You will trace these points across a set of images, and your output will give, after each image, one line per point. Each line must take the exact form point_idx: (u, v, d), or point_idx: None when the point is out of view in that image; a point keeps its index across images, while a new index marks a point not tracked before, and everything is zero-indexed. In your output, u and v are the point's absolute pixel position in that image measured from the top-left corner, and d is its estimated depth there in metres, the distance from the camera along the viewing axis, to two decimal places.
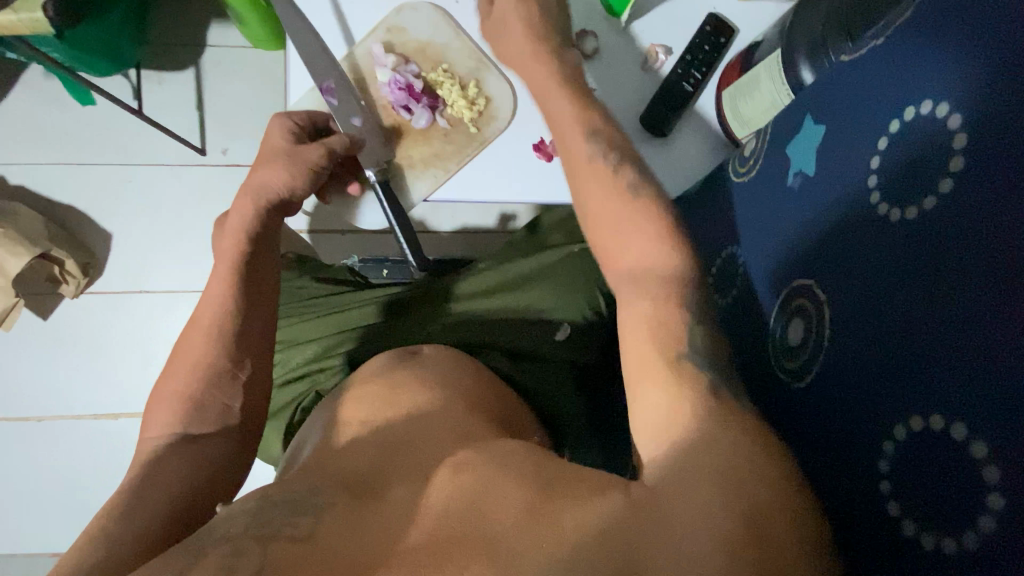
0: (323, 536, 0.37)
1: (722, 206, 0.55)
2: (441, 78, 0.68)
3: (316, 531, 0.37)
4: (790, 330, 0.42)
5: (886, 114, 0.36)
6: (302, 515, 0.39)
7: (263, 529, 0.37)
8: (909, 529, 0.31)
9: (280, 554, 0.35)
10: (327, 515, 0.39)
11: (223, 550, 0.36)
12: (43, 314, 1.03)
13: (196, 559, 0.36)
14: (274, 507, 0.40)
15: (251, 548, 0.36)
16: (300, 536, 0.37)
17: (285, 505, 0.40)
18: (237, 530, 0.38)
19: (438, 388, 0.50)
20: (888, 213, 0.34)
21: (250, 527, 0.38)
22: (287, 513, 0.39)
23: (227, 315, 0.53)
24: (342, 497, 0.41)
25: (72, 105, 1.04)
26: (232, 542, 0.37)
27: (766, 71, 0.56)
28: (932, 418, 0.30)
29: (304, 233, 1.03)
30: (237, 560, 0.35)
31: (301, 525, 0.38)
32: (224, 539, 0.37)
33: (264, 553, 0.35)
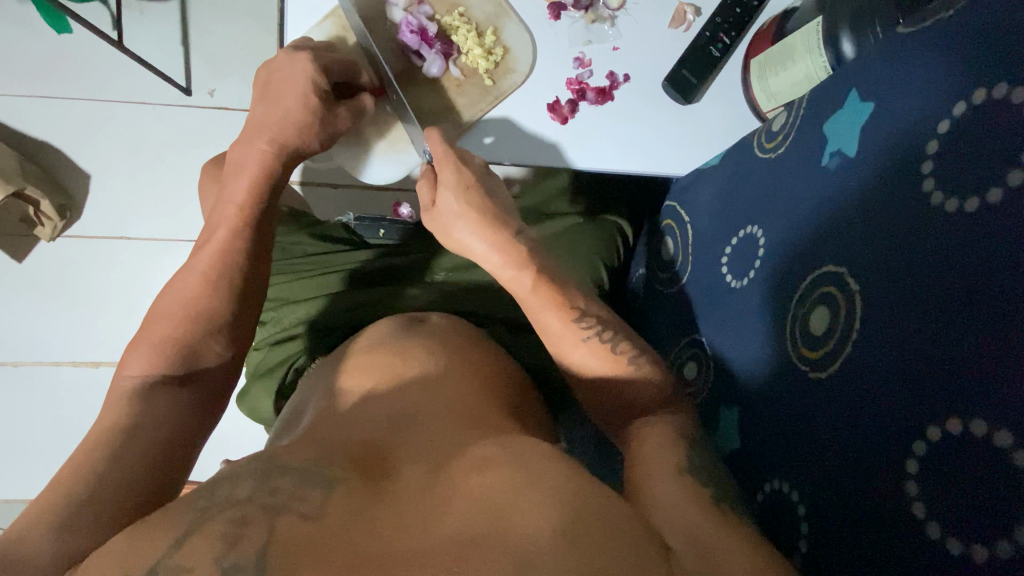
0: (335, 515, 0.36)
1: (742, 183, 0.53)
2: (456, 22, 0.63)
3: (327, 510, 0.36)
4: (812, 317, 0.40)
5: (950, 94, 0.34)
6: (312, 489, 0.37)
7: (271, 499, 0.36)
8: (934, 531, 0.30)
9: (286, 529, 0.34)
10: (339, 493, 0.38)
11: (228, 515, 0.34)
12: (18, 257, 0.98)
13: (196, 527, 0.34)
14: (281, 476, 0.38)
15: (259, 516, 0.34)
16: (312, 514, 0.35)
17: (293, 475, 0.39)
18: (241, 495, 0.36)
19: (435, 388, 0.50)
20: (943, 203, 0.32)
21: (258, 493, 0.36)
22: (294, 484, 0.38)
23: (224, 271, 0.52)
24: (348, 474, 0.40)
25: (44, 31, 0.96)
26: (236, 508, 0.35)
27: (803, 41, 0.53)
28: (974, 422, 0.29)
29: (296, 184, 0.98)
30: (242, 528, 0.33)
31: (311, 501, 0.36)
32: (229, 503, 0.35)
33: (271, 524, 0.34)
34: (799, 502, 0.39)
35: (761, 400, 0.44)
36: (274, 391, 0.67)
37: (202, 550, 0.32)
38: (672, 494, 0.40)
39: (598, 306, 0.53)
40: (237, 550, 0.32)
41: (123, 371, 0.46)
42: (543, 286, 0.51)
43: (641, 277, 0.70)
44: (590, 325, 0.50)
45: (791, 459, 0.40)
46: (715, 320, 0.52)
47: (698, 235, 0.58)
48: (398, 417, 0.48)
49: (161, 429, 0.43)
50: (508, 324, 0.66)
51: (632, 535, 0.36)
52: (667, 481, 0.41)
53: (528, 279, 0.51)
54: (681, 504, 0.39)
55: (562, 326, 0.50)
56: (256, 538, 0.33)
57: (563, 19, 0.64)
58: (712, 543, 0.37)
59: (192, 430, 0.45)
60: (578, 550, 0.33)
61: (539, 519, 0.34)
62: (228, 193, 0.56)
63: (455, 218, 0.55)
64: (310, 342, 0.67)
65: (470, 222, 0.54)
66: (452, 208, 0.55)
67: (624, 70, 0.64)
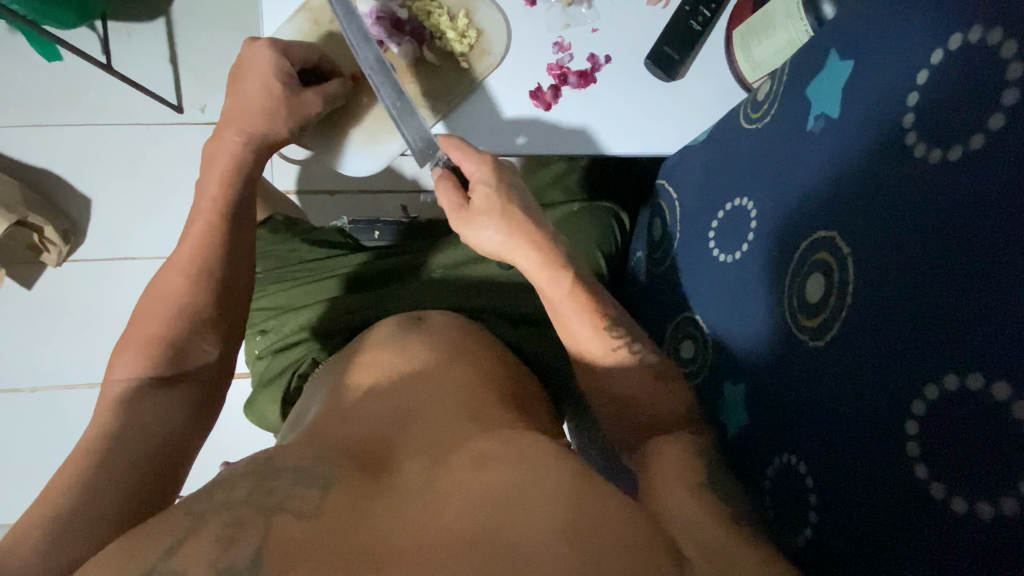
0: (332, 513, 0.36)
1: (730, 157, 0.52)
2: (428, 7, 0.63)
3: (324, 508, 0.36)
4: (808, 284, 0.40)
5: (928, 42, 0.33)
6: (308, 489, 0.38)
7: (266, 500, 0.36)
8: (938, 492, 0.29)
9: (283, 529, 0.34)
10: (336, 490, 0.38)
11: (223, 518, 0.35)
12: (26, 284, 1.00)
13: (194, 529, 0.34)
14: (277, 477, 0.39)
15: (255, 518, 0.35)
16: (308, 513, 0.36)
17: (289, 475, 0.39)
18: (237, 497, 0.37)
19: (435, 385, 0.50)
20: (926, 154, 0.31)
21: (253, 495, 0.37)
22: (290, 483, 0.38)
23: (206, 275, 0.52)
24: (345, 471, 0.40)
25: (35, 60, 0.98)
26: (231, 511, 0.35)
27: (781, 6, 0.52)
28: (970, 376, 0.28)
29: (291, 194, 1.00)
30: (238, 530, 0.34)
31: (307, 500, 0.37)
32: (227, 505, 0.36)
33: (267, 525, 0.34)
34: (807, 473, 0.38)
35: (763, 374, 0.43)
36: (280, 399, 0.67)
37: (199, 552, 0.33)
38: (679, 496, 0.41)
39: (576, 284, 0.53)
40: (232, 550, 0.33)
41: (112, 374, 0.47)
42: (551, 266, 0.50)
43: (641, 259, 0.68)
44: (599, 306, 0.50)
45: (797, 431, 0.39)
46: (713, 296, 0.51)
47: (690, 212, 0.57)
48: (398, 413, 0.48)
49: (150, 432, 0.43)
50: (508, 317, 0.66)
51: (635, 528, 0.36)
52: (678, 488, 0.41)
53: (566, 281, 0.49)
54: (691, 507, 0.39)
55: (572, 297, 0.50)
56: (251, 539, 0.34)
57: (539, 5, 0.63)
58: (726, 550, 0.36)
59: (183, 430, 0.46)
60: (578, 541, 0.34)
61: (537, 515, 0.35)
62: (206, 189, 0.56)
63: (493, 221, 0.51)
64: (312, 346, 0.68)
65: (502, 223, 0.51)
66: (491, 206, 0.51)
67: (605, 52, 0.63)
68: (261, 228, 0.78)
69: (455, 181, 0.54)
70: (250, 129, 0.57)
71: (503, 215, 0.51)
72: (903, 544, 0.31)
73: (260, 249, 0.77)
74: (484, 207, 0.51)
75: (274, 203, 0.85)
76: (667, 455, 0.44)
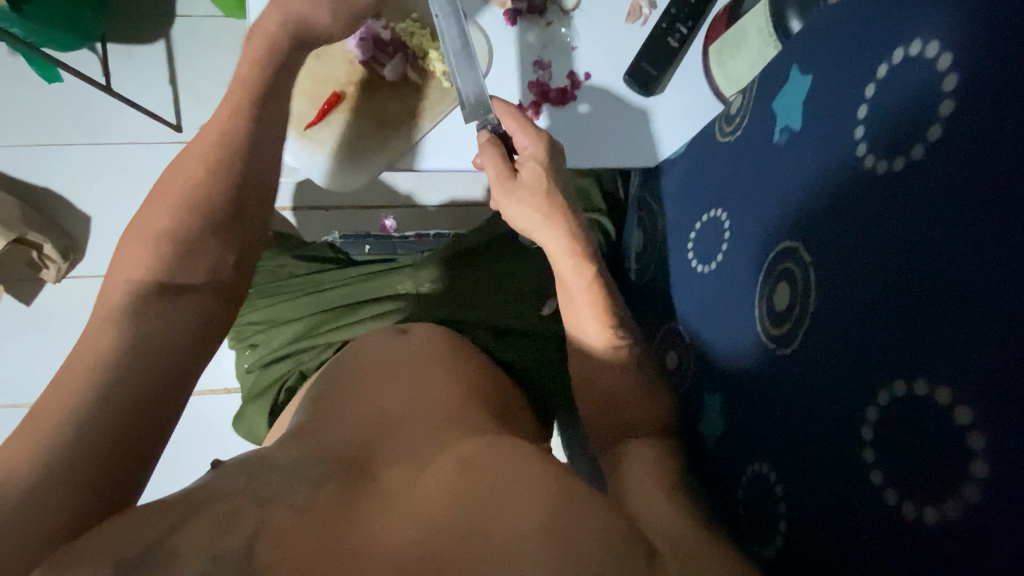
0: (321, 508, 0.36)
1: (705, 169, 0.53)
2: (412, 28, 0.64)
3: (316, 501, 0.36)
4: (775, 294, 0.40)
5: (875, 57, 0.34)
6: (300, 484, 0.38)
7: (260, 493, 0.36)
8: (891, 498, 0.30)
9: (275, 520, 0.34)
10: (328, 487, 0.38)
11: (219, 509, 0.35)
12: (25, 300, 1.01)
13: (187, 518, 0.34)
14: (275, 473, 0.39)
15: (247, 509, 0.35)
16: (302, 505, 0.36)
17: (286, 473, 0.39)
18: (233, 489, 0.37)
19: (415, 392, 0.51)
20: (874, 165, 0.32)
21: (249, 488, 0.37)
22: (282, 480, 0.38)
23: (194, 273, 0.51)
24: (333, 469, 0.41)
25: (40, 82, 1.01)
26: (227, 502, 0.35)
27: (753, 22, 0.53)
28: (917, 382, 0.28)
29: (287, 210, 1.01)
30: (229, 521, 0.34)
31: (300, 494, 0.37)
32: (219, 498, 0.36)
33: (260, 515, 0.34)
34: (775, 482, 0.38)
35: (736, 383, 0.44)
36: (268, 411, 0.68)
37: (193, 540, 0.33)
38: (656, 509, 0.42)
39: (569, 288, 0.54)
40: (224, 540, 0.33)
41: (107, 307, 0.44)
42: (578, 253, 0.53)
43: (629, 270, 0.68)
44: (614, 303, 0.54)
45: (767, 439, 0.39)
46: (690, 306, 0.52)
47: (669, 224, 0.58)
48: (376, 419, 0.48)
49: (144, 379, 0.40)
50: (493, 327, 0.66)
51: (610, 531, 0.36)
52: (659, 496, 0.43)
53: (589, 272, 0.53)
54: (666, 513, 0.41)
55: (590, 283, 0.53)
56: (244, 529, 0.33)
57: (520, 25, 0.65)
58: (698, 550, 0.37)
59: (179, 377, 0.42)
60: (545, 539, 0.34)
61: (521, 509, 0.36)
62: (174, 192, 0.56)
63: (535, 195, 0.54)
64: (300, 359, 0.69)
65: (543, 204, 0.54)
66: (537, 183, 0.54)
67: (584, 69, 0.64)
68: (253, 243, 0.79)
69: (501, 151, 0.56)
70: None
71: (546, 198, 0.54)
72: (861, 550, 0.31)
73: None
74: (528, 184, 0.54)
75: None
76: (637, 469, 0.47)
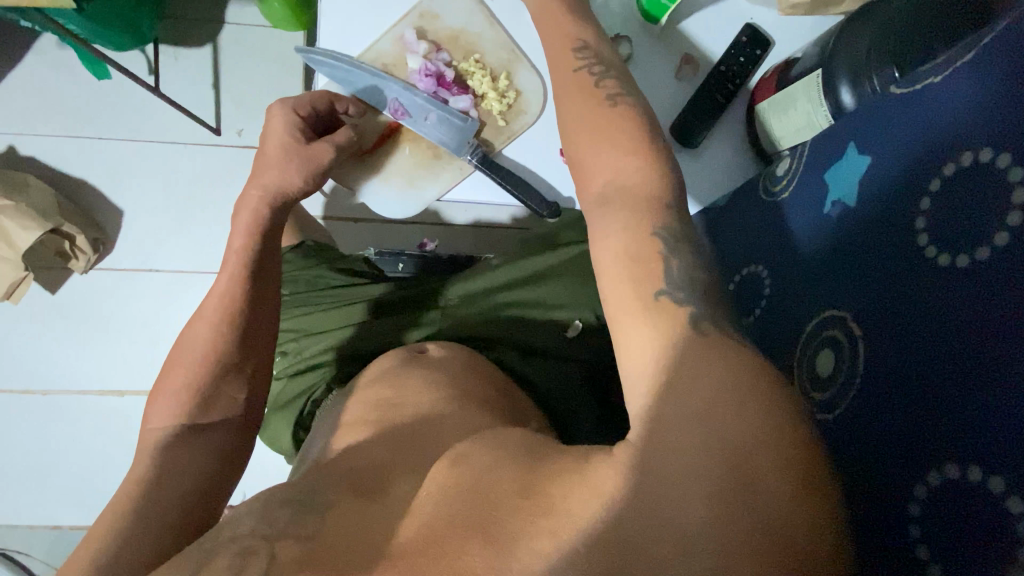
0: (328, 532, 0.38)
1: (750, 223, 0.55)
2: (473, 68, 0.66)
3: (322, 530, 0.38)
4: (819, 358, 0.42)
5: (942, 153, 0.36)
6: (310, 516, 0.40)
7: (270, 530, 0.38)
8: (936, 573, 0.31)
9: (284, 551, 0.36)
10: (334, 514, 0.40)
11: (234, 547, 0.37)
12: (51, 287, 1.03)
13: (206, 560, 0.36)
14: (282, 509, 0.41)
15: (259, 545, 0.37)
16: (308, 535, 0.38)
17: (292, 507, 0.41)
18: (245, 530, 0.39)
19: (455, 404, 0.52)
20: (936, 257, 0.34)
21: (258, 527, 0.39)
22: (290, 514, 0.40)
23: (231, 321, 0.54)
24: (339, 496, 0.42)
25: (86, 76, 1.03)
26: (240, 542, 0.37)
27: (804, 90, 0.56)
28: (970, 468, 0.30)
29: (320, 219, 1.06)
30: (244, 560, 0.35)
31: (308, 525, 0.39)
32: (232, 539, 0.38)
33: (270, 551, 0.36)
34: None
35: None
36: (293, 420, 0.70)
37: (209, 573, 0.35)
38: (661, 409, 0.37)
39: None
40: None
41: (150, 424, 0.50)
42: None
43: None
44: None
45: None
46: None
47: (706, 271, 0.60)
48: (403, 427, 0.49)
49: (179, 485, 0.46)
50: (519, 350, 0.66)
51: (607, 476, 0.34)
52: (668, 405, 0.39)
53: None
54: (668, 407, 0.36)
55: None
56: (259, 560, 0.35)
57: None
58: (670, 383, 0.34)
59: (215, 484, 0.48)
60: None
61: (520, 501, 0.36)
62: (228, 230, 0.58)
63: None
64: (329, 372, 0.70)
65: None
66: None
67: None
68: (292, 251, 0.81)
69: None
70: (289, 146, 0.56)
71: None
72: None
73: (289, 271, 0.80)
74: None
75: (305, 226, 0.89)
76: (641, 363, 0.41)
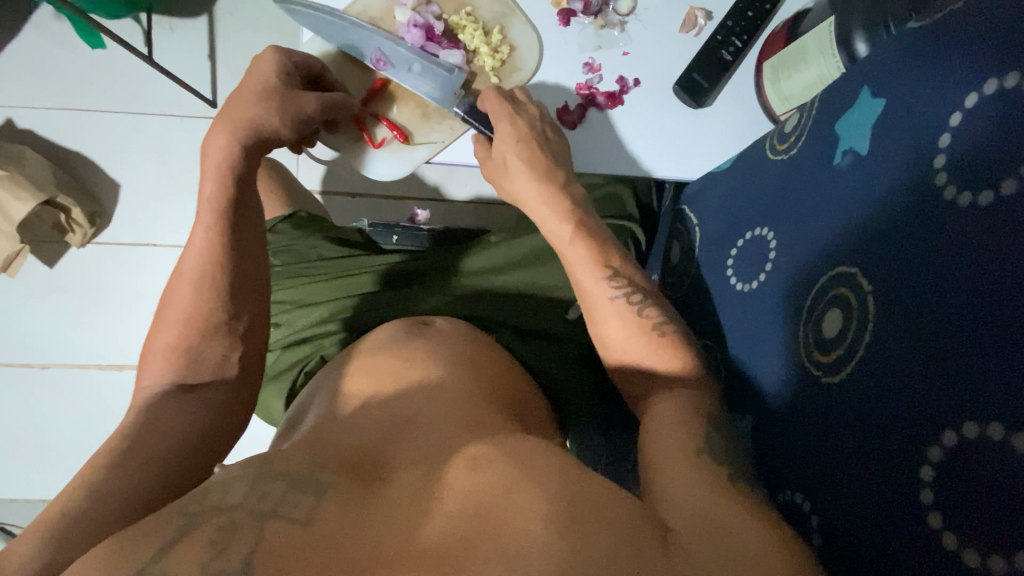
0: (324, 520, 0.35)
1: (752, 185, 0.52)
2: (464, 21, 0.64)
3: (316, 515, 0.35)
4: (825, 319, 0.39)
5: (964, 84, 0.33)
6: (302, 494, 0.37)
7: (260, 506, 0.35)
8: (951, 543, 0.29)
9: (274, 536, 0.34)
10: (330, 498, 0.37)
11: (217, 522, 0.34)
12: (48, 261, 1.02)
13: (188, 530, 0.34)
14: (273, 481, 0.38)
15: (246, 524, 0.34)
16: (300, 519, 0.35)
17: (285, 480, 0.38)
18: (232, 501, 0.36)
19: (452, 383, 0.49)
20: (957, 197, 0.31)
21: (248, 500, 0.36)
22: (285, 488, 0.37)
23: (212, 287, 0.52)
24: (339, 477, 0.39)
25: (81, 47, 1.02)
26: (225, 515, 0.35)
27: (816, 42, 0.52)
28: (991, 425, 0.28)
29: (317, 194, 1.01)
30: (230, 536, 0.33)
31: (301, 506, 0.36)
32: (218, 510, 0.35)
33: (259, 532, 0.34)
34: (813, 513, 0.37)
35: (775, 417, 0.42)
36: (285, 395, 0.67)
37: (188, 557, 0.32)
38: (693, 484, 0.38)
39: (629, 266, 0.53)
40: (223, 557, 0.32)
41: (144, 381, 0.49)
42: (581, 239, 0.53)
43: (656, 284, 0.67)
44: (620, 284, 0.51)
45: (805, 468, 0.38)
46: (723, 325, 0.51)
47: (707, 238, 0.57)
48: (394, 411, 0.47)
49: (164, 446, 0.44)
50: (518, 329, 0.64)
51: (640, 530, 0.35)
52: (681, 464, 0.40)
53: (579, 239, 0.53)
54: (690, 482, 0.39)
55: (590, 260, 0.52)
56: (243, 545, 0.33)
57: (573, 26, 0.64)
58: (719, 522, 0.36)
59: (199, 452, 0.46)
60: (575, 541, 0.32)
61: (530, 514, 0.34)
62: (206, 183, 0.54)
63: (510, 160, 0.56)
64: (321, 344, 0.68)
65: (530, 175, 0.55)
66: (510, 148, 0.56)
67: (634, 75, 0.63)
68: (283, 222, 0.79)
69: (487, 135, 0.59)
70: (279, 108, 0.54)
71: (529, 163, 0.55)
72: None
73: (280, 243, 0.78)
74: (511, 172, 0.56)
75: (298, 198, 0.86)
76: (666, 412, 0.45)
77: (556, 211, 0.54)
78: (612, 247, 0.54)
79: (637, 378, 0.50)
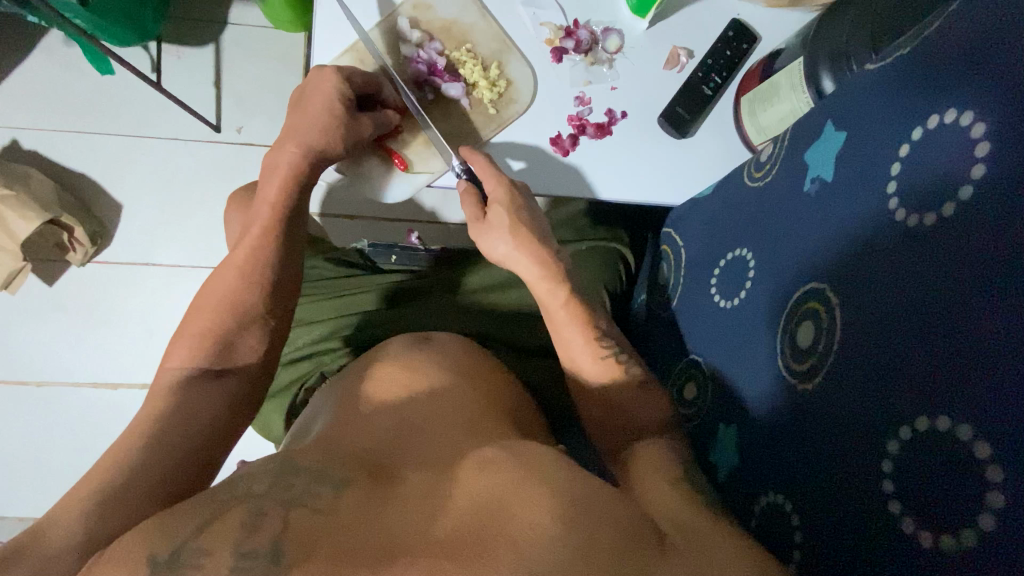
0: (346, 511, 0.37)
1: (732, 208, 0.56)
2: (465, 57, 0.68)
3: (337, 506, 0.38)
4: (800, 331, 0.42)
5: (911, 118, 0.37)
6: (324, 488, 0.39)
7: (285, 495, 0.38)
8: (909, 526, 0.32)
9: (299, 522, 0.36)
10: (349, 492, 0.39)
11: (245, 509, 0.36)
12: (47, 279, 1.03)
13: (217, 515, 0.36)
14: (293, 476, 0.40)
15: (274, 509, 0.36)
16: (324, 509, 0.37)
17: (304, 476, 0.40)
18: (258, 490, 0.38)
19: (453, 392, 0.52)
20: (906, 219, 0.35)
21: (273, 489, 0.38)
22: (307, 482, 0.39)
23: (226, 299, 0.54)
24: (355, 474, 0.41)
25: (90, 73, 1.05)
26: (252, 502, 0.37)
27: (788, 80, 0.57)
28: (939, 419, 0.31)
29: (316, 216, 1.05)
30: (258, 519, 0.35)
31: (322, 496, 0.38)
32: (246, 498, 0.37)
33: (284, 517, 0.36)
34: (792, 510, 0.40)
35: (754, 423, 0.45)
36: (285, 409, 0.69)
37: (219, 541, 0.34)
38: (679, 512, 0.41)
39: (614, 329, 0.57)
40: (254, 536, 0.34)
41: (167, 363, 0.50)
42: (572, 304, 0.55)
43: (642, 304, 0.71)
44: (609, 344, 0.55)
45: (782, 469, 0.41)
46: (705, 339, 0.54)
47: (692, 258, 0.60)
48: (401, 417, 0.49)
49: (190, 429, 0.46)
50: (513, 345, 0.67)
51: (633, 531, 0.37)
52: (662, 495, 0.43)
53: (561, 293, 0.56)
54: (678, 507, 0.42)
55: (580, 324, 0.55)
56: (271, 526, 0.35)
57: (565, 62, 0.68)
58: (707, 536, 0.39)
59: (218, 440, 0.48)
60: (578, 534, 0.35)
61: (539, 509, 0.37)
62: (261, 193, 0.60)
63: (501, 231, 0.59)
64: (321, 360, 0.70)
65: (511, 237, 0.58)
66: (501, 219, 0.58)
67: (622, 108, 0.68)
68: None
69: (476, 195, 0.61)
70: (301, 141, 0.60)
71: (513, 232, 0.58)
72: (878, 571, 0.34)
73: None
74: (494, 221, 0.59)
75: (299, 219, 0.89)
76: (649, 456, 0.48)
77: (541, 273, 0.57)
78: (598, 312, 0.58)
79: (615, 431, 0.52)
